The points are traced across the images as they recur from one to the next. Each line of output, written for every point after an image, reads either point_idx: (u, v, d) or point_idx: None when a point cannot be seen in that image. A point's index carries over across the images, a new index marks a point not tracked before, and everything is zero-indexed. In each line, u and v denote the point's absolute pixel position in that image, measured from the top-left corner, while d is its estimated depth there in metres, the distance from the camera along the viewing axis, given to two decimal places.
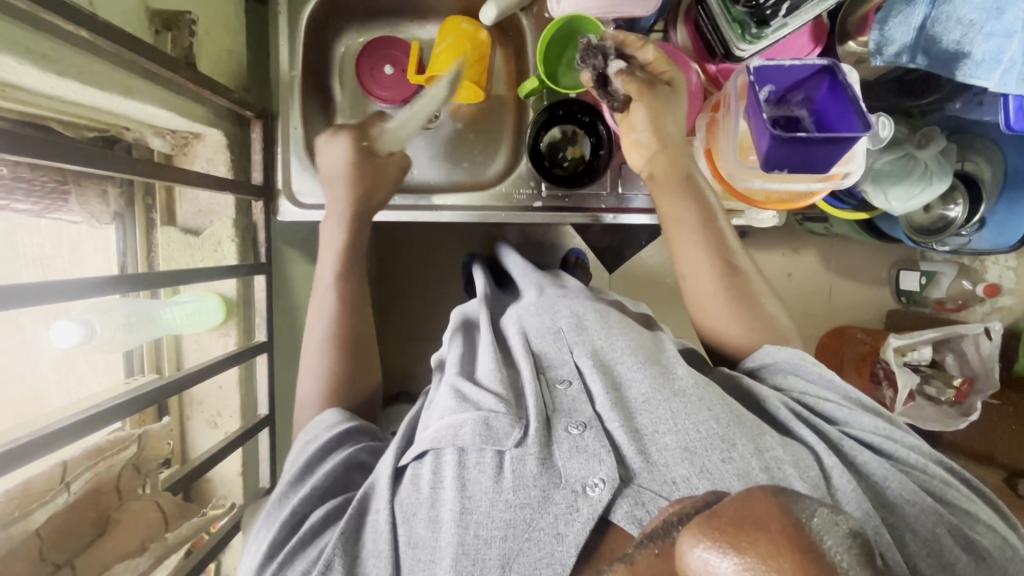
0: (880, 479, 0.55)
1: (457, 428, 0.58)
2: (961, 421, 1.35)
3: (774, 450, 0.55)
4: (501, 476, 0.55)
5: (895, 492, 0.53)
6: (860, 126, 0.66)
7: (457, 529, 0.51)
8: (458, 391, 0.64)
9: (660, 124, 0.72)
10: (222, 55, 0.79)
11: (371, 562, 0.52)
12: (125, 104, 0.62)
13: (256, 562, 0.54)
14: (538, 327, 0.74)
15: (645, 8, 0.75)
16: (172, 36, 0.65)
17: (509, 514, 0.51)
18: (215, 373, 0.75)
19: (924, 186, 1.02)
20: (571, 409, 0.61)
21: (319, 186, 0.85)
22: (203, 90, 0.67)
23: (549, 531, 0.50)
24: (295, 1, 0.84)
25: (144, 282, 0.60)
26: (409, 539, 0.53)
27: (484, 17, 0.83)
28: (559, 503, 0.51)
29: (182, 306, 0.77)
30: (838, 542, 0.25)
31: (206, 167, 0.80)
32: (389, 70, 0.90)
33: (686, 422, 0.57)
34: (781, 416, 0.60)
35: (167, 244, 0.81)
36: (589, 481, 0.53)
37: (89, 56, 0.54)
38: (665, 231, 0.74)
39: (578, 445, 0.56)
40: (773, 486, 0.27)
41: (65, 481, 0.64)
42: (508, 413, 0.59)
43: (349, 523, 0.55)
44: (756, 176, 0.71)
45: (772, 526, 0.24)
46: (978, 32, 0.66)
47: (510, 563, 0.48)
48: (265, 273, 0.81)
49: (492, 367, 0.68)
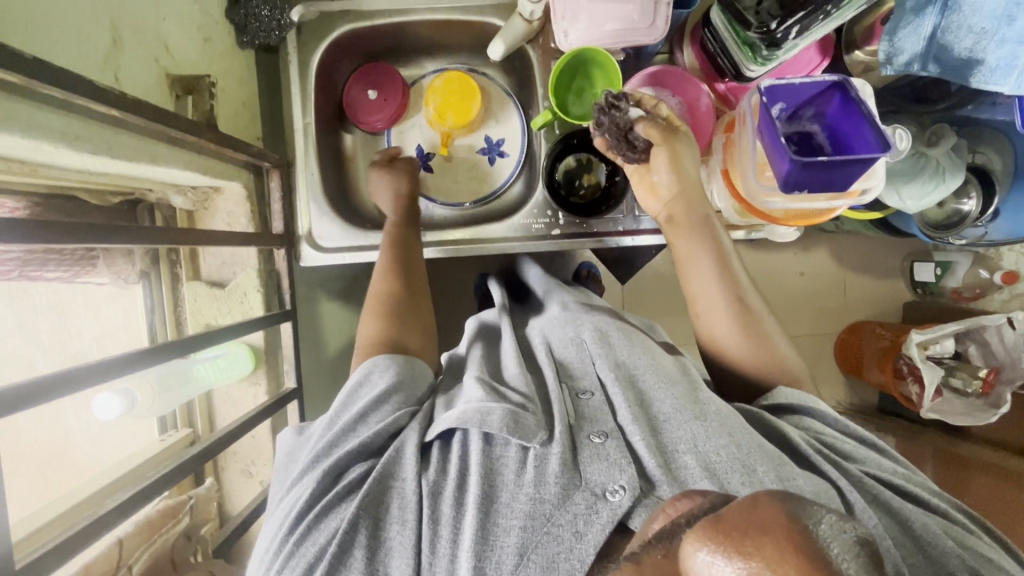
0: (904, 516, 0.53)
1: (484, 414, 0.58)
2: (992, 414, 1.32)
3: (799, 481, 0.53)
4: (523, 474, 0.54)
5: (920, 532, 0.52)
6: (876, 143, 0.66)
7: (479, 517, 0.51)
8: (484, 383, 0.65)
9: (681, 167, 0.72)
10: (236, 108, 0.80)
11: (394, 528, 0.52)
12: (151, 171, 0.63)
13: (294, 510, 0.54)
14: (562, 338, 0.75)
15: (652, 35, 0.74)
16: (193, 100, 0.67)
17: (529, 507, 0.51)
18: (251, 427, 0.75)
19: (936, 183, 1.01)
20: (594, 417, 0.61)
21: (339, 229, 0.86)
22: (225, 149, 0.68)
23: (569, 528, 0.49)
24: (304, 48, 0.85)
25: (173, 349, 0.60)
26: (433, 514, 0.52)
27: (493, 53, 0.85)
28: (579, 503, 0.50)
29: (212, 361, 0.78)
30: (845, 550, 0.24)
31: (227, 220, 0.81)
32: (373, 94, 0.92)
33: (707, 443, 0.56)
34: (802, 451, 0.58)
35: (193, 298, 0.81)
36: (609, 486, 0.52)
37: (118, 130, 0.55)
38: (677, 262, 0.74)
39: (600, 453, 0.55)
40: (782, 492, 0.27)
41: (123, 560, 0.65)
42: (536, 413, 0.59)
43: (374, 489, 0.55)
44: (776, 195, 0.71)
45: (776, 531, 0.24)
46: (991, 39, 0.66)
47: (528, 553, 0.48)
48: (292, 320, 0.82)
49: (518, 372, 0.68)
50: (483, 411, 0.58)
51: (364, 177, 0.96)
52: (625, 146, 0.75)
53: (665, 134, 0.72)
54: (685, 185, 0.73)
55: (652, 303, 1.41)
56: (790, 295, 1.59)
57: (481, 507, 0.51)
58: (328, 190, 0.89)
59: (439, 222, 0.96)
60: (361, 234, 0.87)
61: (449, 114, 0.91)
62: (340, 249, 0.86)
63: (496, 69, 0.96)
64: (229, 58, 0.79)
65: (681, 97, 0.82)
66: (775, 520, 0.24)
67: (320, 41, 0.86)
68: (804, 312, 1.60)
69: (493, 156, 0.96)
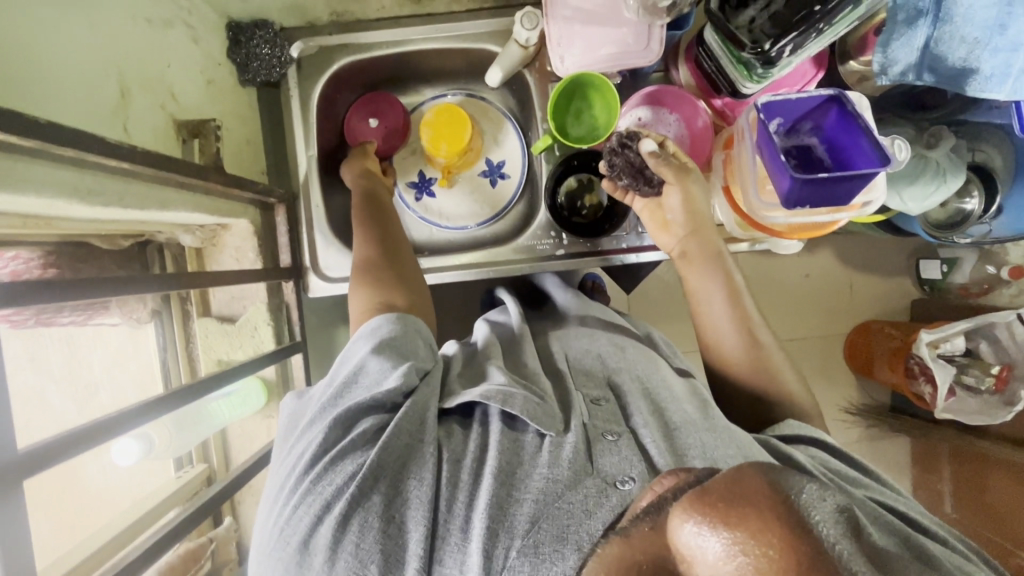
0: (918, 540, 0.48)
1: (508, 396, 0.59)
2: (1006, 412, 1.31)
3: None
4: (539, 456, 0.54)
5: (936, 557, 0.46)
6: (876, 159, 0.67)
7: (495, 490, 0.51)
8: (505, 372, 0.66)
9: (693, 207, 0.75)
10: (241, 145, 0.81)
11: (413, 484, 0.53)
12: (161, 215, 0.64)
13: (310, 454, 0.55)
14: (579, 350, 0.75)
15: (646, 59, 0.75)
16: (199, 143, 0.67)
17: (543, 485, 0.50)
18: (267, 461, 0.76)
19: (938, 184, 1.00)
20: (607, 418, 0.60)
21: (345, 259, 0.87)
22: (232, 189, 0.69)
23: (580, 506, 0.47)
24: (304, 84, 0.87)
25: (188, 394, 0.60)
26: (452, 480, 0.53)
27: (489, 80, 0.86)
28: (590, 487, 0.49)
29: (227, 397, 0.78)
30: (822, 515, 0.28)
31: (235, 256, 0.82)
32: (374, 122, 0.91)
33: (716, 451, 0.56)
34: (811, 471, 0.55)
35: (204, 334, 0.82)
36: (620, 477, 0.51)
37: (129, 180, 0.56)
38: (688, 290, 0.76)
39: (613, 449, 0.54)
40: (762, 465, 0.31)
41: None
42: (555, 408, 0.60)
43: (393, 441, 0.54)
44: (779, 211, 0.72)
45: (758, 502, 0.27)
46: (984, 48, 0.67)
47: (539, 522, 0.47)
48: (303, 351, 0.82)
49: (535, 374, 0.69)
50: (509, 393, 0.59)
51: None
52: (641, 182, 0.76)
53: (677, 171, 0.74)
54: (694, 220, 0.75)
55: (658, 313, 1.41)
56: (796, 298, 1.59)
57: (497, 481, 0.52)
58: (333, 219, 0.90)
59: (444, 246, 0.97)
60: None
61: (442, 144, 0.90)
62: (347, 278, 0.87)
63: (494, 93, 0.97)
64: (232, 97, 0.80)
65: (679, 114, 0.83)
66: (758, 492, 0.28)
67: (320, 76, 0.88)
68: (812, 315, 1.60)
69: (494, 178, 0.97)
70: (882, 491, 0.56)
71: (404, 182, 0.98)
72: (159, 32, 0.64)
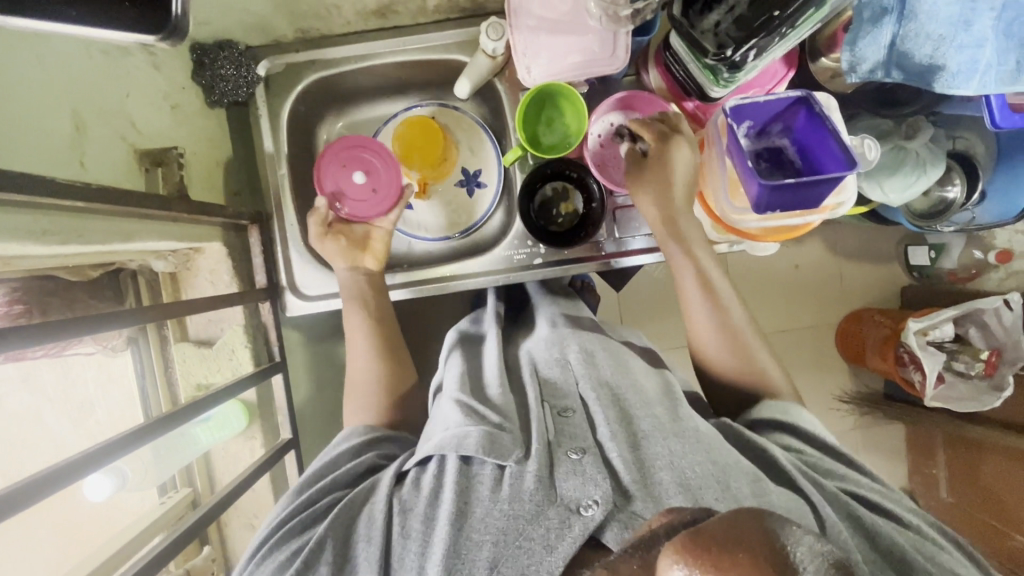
0: (882, 531, 0.52)
1: (462, 437, 0.61)
2: (996, 396, 1.32)
3: (772, 495, 0.54)
4: (500, 490, 0.57)
5: (902, 548, 0.51)
6: (843, 160, 0.66)
7: (451, 530, 0.54)
8: (463, 404, 0.66)
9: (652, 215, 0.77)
10: (210, 168, 0.81)
11: (361, 546, 0.57)
12: (127, 247, 0.63)
13: (271, 527, 0.60)
14: (547, 359, 0.75)
15: (613, 66, 0.74)
16: (162, 172, 0.67)
17: (502, 523, 0.54)
18: (249, 483, 0.76)
19: (918, 175, 1.00)
20: (574, 434, 0.62)
21: (322, 277, 0.87)
22: (200, 215, 0.69)
23: (540, 542, 0.52)
24: (273, 102, 0.86)
25: (170, 423, 0.60)
26: (403, 530, 0.57)
27: (459, 92, 0.85)
28: (552, 518, 0.53)
29: (207, 422, 0.78)
30: (820, 573, 0.27)
31: (210, 279, 0.81)
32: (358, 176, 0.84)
33: (683, 459, 0.57)
34: (784, 466, 0.58)
35: (182, 359, 0.81)
36: (584, 502, 0.54)
37: (90, 217, 0.56)
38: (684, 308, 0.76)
39: (576, 469, 0.57)
40: (761, 508, 0.30)
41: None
42: (511, 433, 0.61)
43: (341, 514, 0.60)
44: (750, 215, 0.72)
45: (753, 552, 0.27)
46: (950, 44, 0.66)
47: (498, 567, 0.51)
48: (282, 371, 0.82)
49: (500, 393, 0.69)
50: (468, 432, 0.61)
51: None
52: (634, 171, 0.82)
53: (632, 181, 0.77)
54: (676, 229, 0.75)
55: (647, 311, 1.41)
56: (785, 289, 1.59)
57: (453, 521, 0.55)
58: (308, 237, 0.90)
59: (423, 257, 0.97)
60: None
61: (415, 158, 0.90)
62: (325, 296, 0.87)
63: (466, 102, 0.96)
64: (199, 120, 0.79)
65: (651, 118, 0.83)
66: (754, 539, 0.27)
67: (288, 93, 0.87)
68: (802, 306, 1.59)
69: (471, 188, 0.97)
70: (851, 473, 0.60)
71: None
72: (117, 63, 0.63)
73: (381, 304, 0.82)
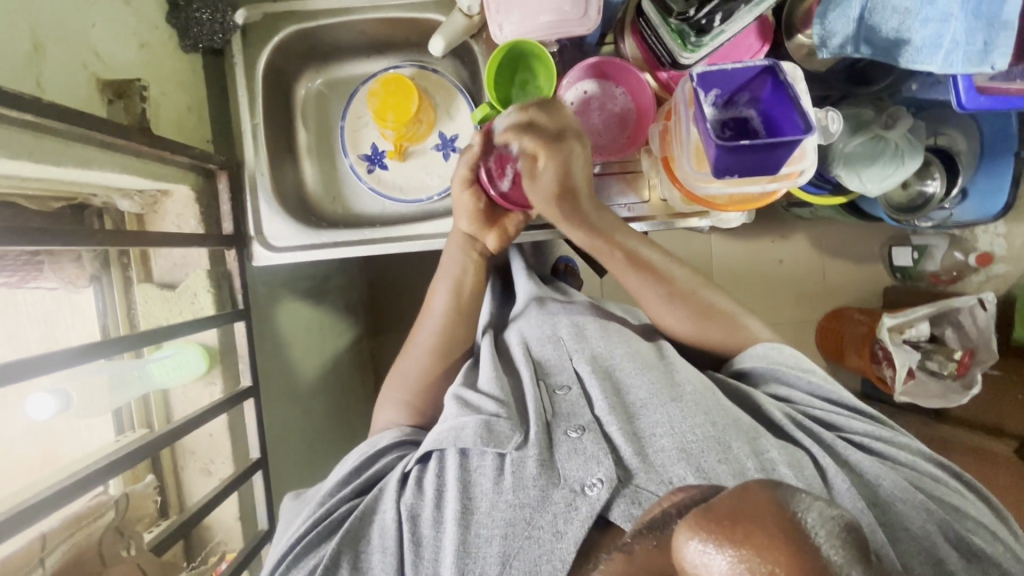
0: (872, 477, 0.60)
1: (459, 430, 0.64)
2: (965, 395, 1.30)
3: (772, 453, 0.60)
4: (504, 480, 0.60)
5: (889, 490, 0.58)
6: (802, 126, 0.67)
7: (460, 529, 0.56)
8: (460, 398, 0.70)
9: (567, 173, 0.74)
10: (183, 112, 0.81)
11: (376, 558, 0.58)
12: (84, 174, 0.65)
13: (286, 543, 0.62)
14: (539, 335, 0.80)
15: (584, 27, 0.75)
16: (125, 104, 0.68)
17: (510, 514, 0.56)
18: (203, 423, 0.76)
19: (895, 167, 0.97)
20: (570, 412, 0.66)
21: (290, 228, 0.88)
22: (161, 151, 0.69)
23: (549, 529, 0.54)
24: (249, 51, 0.87)
25: (133, 342, 0.65)
26: (414, 537, 0.58)
27: (433, 48, 0.84)
28: (560, 502, 0.56)
29: (162, 362, 0.80)
30: (830, 536, 0.27)
31: (176, 223, 0.81)
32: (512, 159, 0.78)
33: (683, 425, 0.62)
34: (778, 421, 0.66)
35: (145, 300, 0.82)
36: (588, 481, 0.57)
37: (22, 130, 0.55)
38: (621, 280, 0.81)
39: (577, 448, 0.61)
40: (769, 481, 0.30)
41: (41, 557, 0.58)
42: (508, 418, 0.65)
43: (355, 524, 0.61)
44: (712, 181, 0.72)
45: (764, 520, 0.27)
46: (915, 18, 0.68)
47: (510, 561, 0.53)
48: (246, 319, 0.83)
49: (491, 375, 0.74)
50: (456, 429, 0.64)
51: (321, 177, 0.98)
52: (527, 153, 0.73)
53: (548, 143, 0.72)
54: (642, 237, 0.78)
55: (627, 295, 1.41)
56: (768, 282, 1.58)
57: (460, 519, 0.57)
58: (280, 190, 0.90)
59: (393, 219, 0.96)
60: (316, 233, 0.89)
61: (388, 114, 0.89)
62: (291, 248, 0.88)
63: (447, 66, 0.97)
64: (172, 62, 0.80)
65: (625, 87, 0.83)
66: (766, 511, 0.27)
67: (266, 43, 0.87)
68: (784, 300, 1.59)
69: (447, 152, 0.97)
70: (844, 416, 0.67)
71: (356, 154, 0.96)
72: None
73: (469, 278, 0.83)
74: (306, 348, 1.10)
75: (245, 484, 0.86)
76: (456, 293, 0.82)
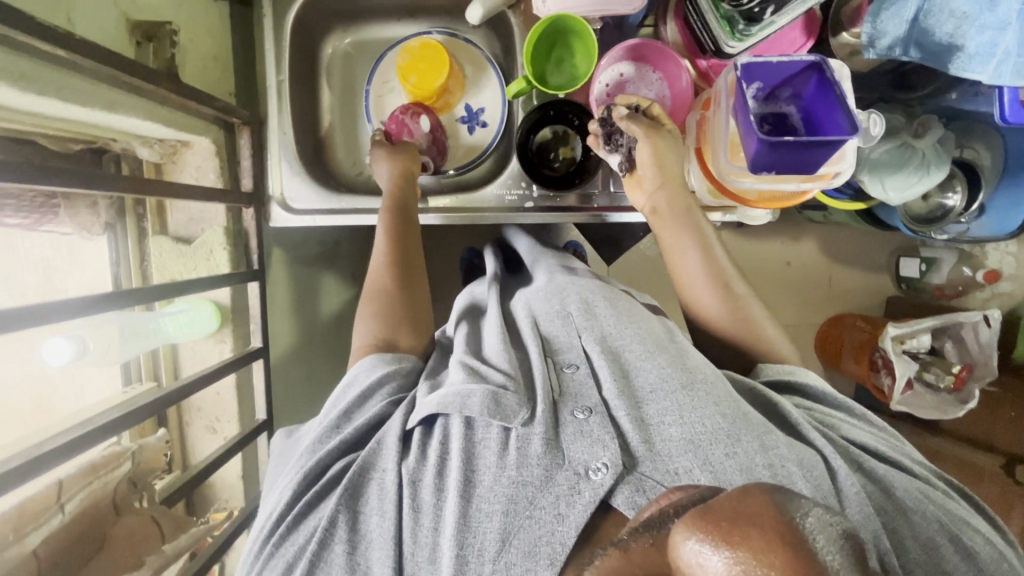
0: (888, 483, 0.57)
1: (465, 397, 0.62)
2: (960, 408, 1.31)
3: (779, 448, 0.56)
4: (506, 454, 0.57)
5: (904, 496, 0.56)
6: (846, 127, 0.66)
7: (460, 502, 0.54)
8: (468, 365, 0.69)
9: (662, 161, 0.77)
10: (207, 61, 0.78)
11: (373, 521, 0.56)
12: (109, 119, 0.63)
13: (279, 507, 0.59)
14: (548, 312, 0.78)
15: (631, 6, 0.74)
16: (154, 48, 0.66)
17: (511, 491, 0.54)
18: (212, 381, 0.75)
19: (919, 177, 0.94)
20: (577, 392, 0.64)
21: (309, 192, 0.87)
22: (188, 100, 0.67)
23: (551, 510, 0.52)
24: (280, 3, 0.84)
25: (140, 296, 0.63)
26: (413, 503, 0.56)
27: (470, 16, 0.82)
28: (562, 483, 0.54)
29: (176, 316, 0.79)
30: (830, 542, 0.26)
31: (196, 175, 0.79)
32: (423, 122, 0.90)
33: (692, 415, 0.59)
34: (793, 419, 0.62)
35: (159, 253, 0.81)
36: (593, 465, 0.55)
37: (51, 67, 0.53)
38: (667, 254, 0.81)
39: (583, 430, 0.59)
40: (769, 485, 0.29)
41: (60, 502, 0.58)
42: (516, 392, 0.62)
43: (349, 484, 0.59)
44: (747, 176, 0.70)
45: (764, 523, 0.25)
46: (972, 24, 0.66)
47: (510, 539, 0.50)
48: (258, 280, 0.81)
49: (501, 349, 0.72)
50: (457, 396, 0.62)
51: (341, 140, 0.96)
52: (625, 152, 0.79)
53: (647, 129, 0.76)
54: (694, 221, 0.78)
55: None
56: (776, 283, 1.58)
57: (461, 491, 0.55)
58: (302, 151, 0.89)
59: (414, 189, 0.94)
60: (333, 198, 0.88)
61: (411, 76, 0.88)
62: (307, 211, 0.86)
63: (478, 35, 0.95)
64: (200, 7, 0.76)
65: (662, 73, 0.83)
66: (763, 510, 0.26)
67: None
68: (791, 302, 1.59)
69: (472, 126, 0.95)
70: (855, 426, 0.65)
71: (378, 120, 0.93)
72: None
73: (410, 201, 0.84)
74: (312, 313, 1.09)
75: (249, 444, 0.86)
76: (394, 253, 0.80)
